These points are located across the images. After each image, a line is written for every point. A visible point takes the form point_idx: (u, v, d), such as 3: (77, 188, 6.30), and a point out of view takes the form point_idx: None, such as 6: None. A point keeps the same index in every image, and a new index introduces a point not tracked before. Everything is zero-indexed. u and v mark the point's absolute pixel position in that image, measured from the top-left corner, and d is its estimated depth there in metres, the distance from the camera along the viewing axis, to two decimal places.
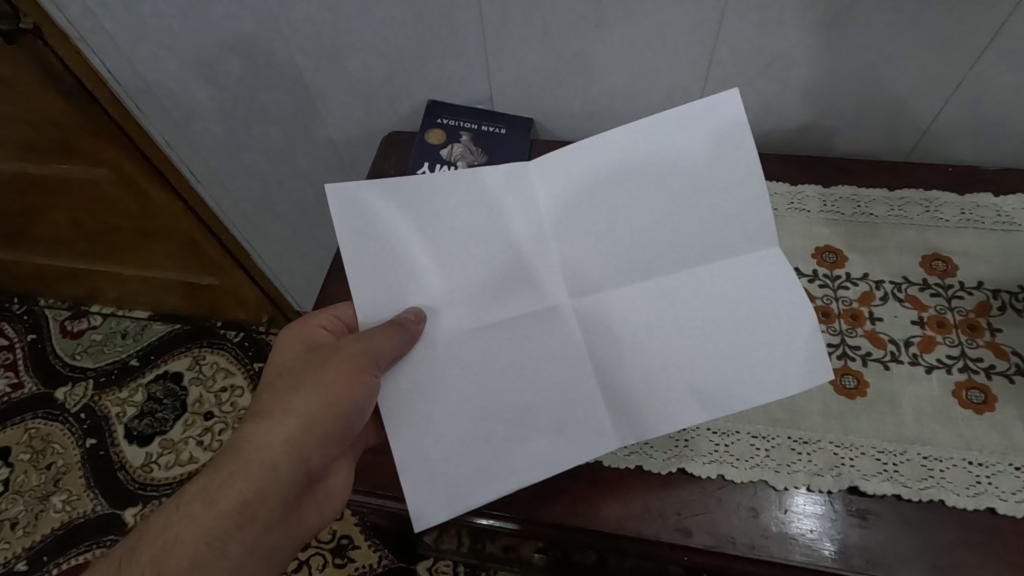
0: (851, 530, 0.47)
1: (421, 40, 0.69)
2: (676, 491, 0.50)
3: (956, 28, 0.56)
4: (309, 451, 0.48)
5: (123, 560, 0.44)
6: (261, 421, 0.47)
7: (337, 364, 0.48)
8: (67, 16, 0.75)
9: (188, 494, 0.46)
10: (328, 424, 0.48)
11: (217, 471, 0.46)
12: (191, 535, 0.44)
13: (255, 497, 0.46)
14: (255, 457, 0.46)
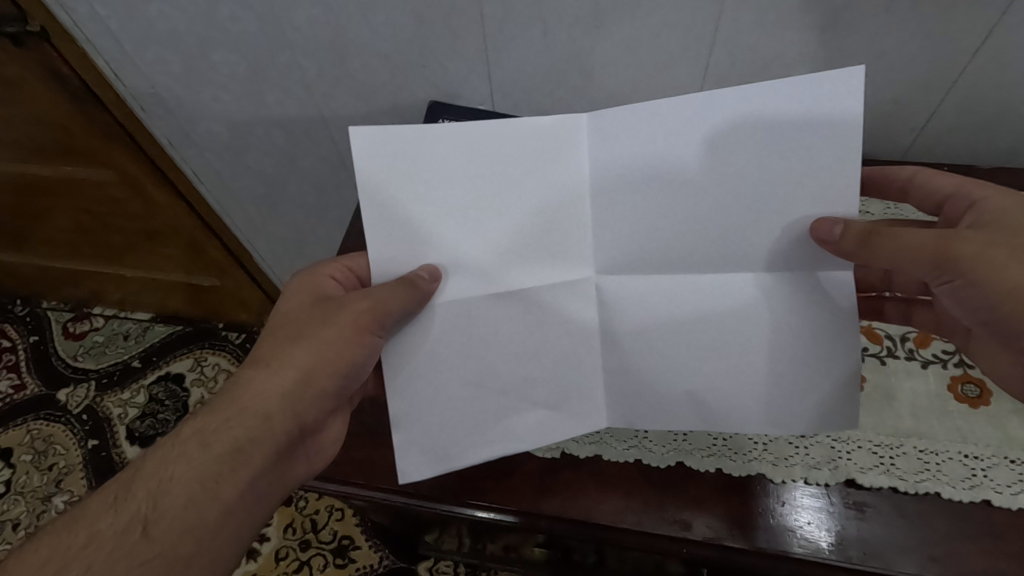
0: (848, 522, 0.48)
1: (423, 42, 0.70)
2: (675, 485, 0.51)
3: (950, 28, 0.57)
4: (306, 402, 0.48)
5: (117, 495, 0.44)
6: (262, 369, 0.48)
7: (340, 317, 0.48)
8: (73, 19, 0.77)
9: (185, 434, 0.46)
10: (328, 379, 0.48)
11: (215, 414, 0.46)
12: (185, 474, 0.44)
13: (251, 443, 0.46)
14: (253, 403, 0.47)
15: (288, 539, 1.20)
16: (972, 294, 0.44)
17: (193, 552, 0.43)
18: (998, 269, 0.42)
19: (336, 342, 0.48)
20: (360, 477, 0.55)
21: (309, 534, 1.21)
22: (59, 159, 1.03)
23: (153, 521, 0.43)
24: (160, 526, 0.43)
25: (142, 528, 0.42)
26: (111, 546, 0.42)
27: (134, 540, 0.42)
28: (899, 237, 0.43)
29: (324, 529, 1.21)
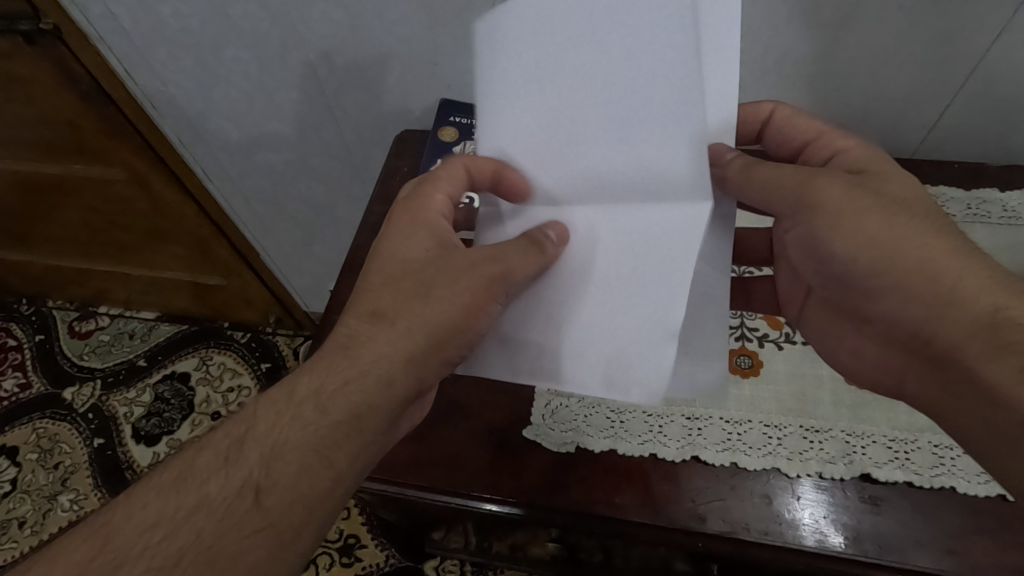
0: (863, 517, 0.48)
1: (435, 40, 0.70)
2: (689, 479, 0.51)
3: (961, 26, 0.57)
4: (429, 367, 0.46)
5: (229, 456, 0.43)
6: (384, 327, 0.45)
7: (468, 281, 0.45)
8: (87, 17, 0.77)
9: (300, 394, 0.44)
10: (452, 345, 0.46)
11: (331, 377, 0.44)
12: (301, 440, 0.42)
13: (369, 412, 0.44)
14: (375, 367, 0.44)
15: None
16: (816, 240, 0.45)
17: (303, 523, 0.42)
18: (851, 218, 0.43)
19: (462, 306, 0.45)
20: (374, 471, 0.55)
21: None
22: (68, 158, 1.03)
23: (265, 489, 0.41)
24: (271, 495, 0.41)
25: (253, 496, 0.41)
26: (223, 512, 0.41)
27: (245, 508, 0.41)
28: (778, 173, 0.44)
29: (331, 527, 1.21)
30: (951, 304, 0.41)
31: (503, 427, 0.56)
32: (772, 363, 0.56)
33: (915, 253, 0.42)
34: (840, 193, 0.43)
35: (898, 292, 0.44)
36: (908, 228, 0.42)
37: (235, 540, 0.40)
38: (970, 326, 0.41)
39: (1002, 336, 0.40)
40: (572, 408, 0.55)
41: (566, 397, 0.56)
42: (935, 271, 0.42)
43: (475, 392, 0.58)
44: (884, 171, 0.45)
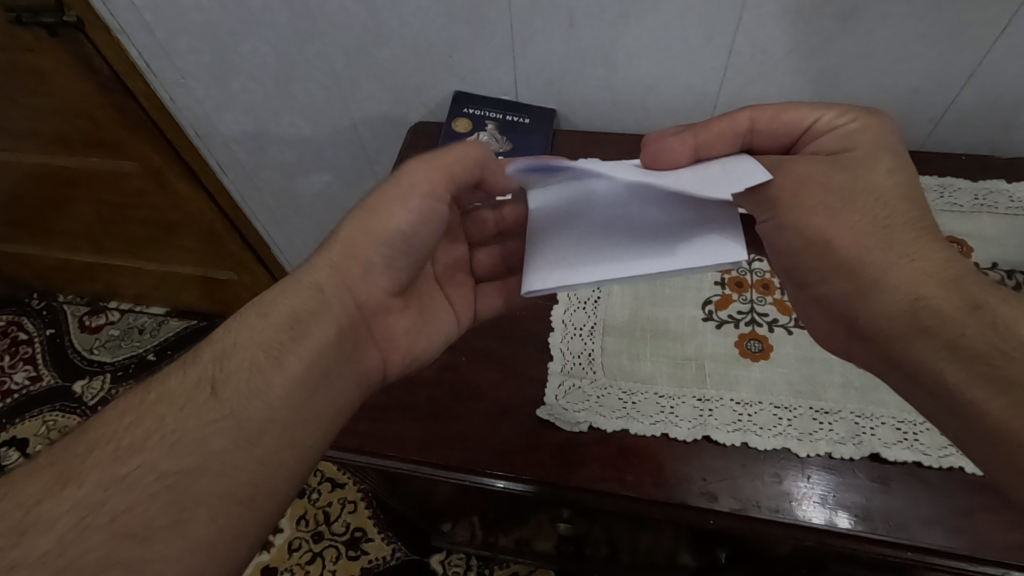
0: (873, 495, 0.49)
1: (451, 31, 0.72)
2: (702, 457, 0.52)
3: (969, 17, 0.58)
4: (351, 269, 0.49)
5: (187, 360, 0.43)
6: (321, 255, 0.49)
7: (398, 203, 0.49)
8: (109, 8, 0.79)
9: (242, 308, 0.46)
10: (375, 252, 0.49)
11: (269, 290, 0.47)
12: (247, 340, 0.44)
13: (304, 308, 0.46)
14: (305, 277, 0.48)
15: (300, 530, 1.20)
16: (774, 241, 0.47)
17: (265, 420, 0.41)
18: (806, 215, 0.44)
19: (386, 212, 0.49)
20: (388, 448, 0.55)
21: (322, 525, 1.21)
22: (84, 150, 1.05)
23: (221, 381, 0.42)
24: (228, 386, 0.41)
25: (211, 387, 0.41)
26: (182, 405, 0.40)
27: (203, 399, 0.41)
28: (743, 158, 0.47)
29: (337, 520, 1.21)
30: (873, 288, 0.42)
31: (517, 406, 0.57)
32: (782, 347, 0.57)
33: (855, 243, 0.43)
34: (805, 183, 0.45)
35: (830, 283, 0.45)
36: (849, 217, 0.43)
37: (196, 428, 0.39)
38: (895, 309, 0.42)
39: (921, 320, 0.40)
40: (585, 389, 0.56)
41: (578, 378, 0.57)
42: (867, 263, 0.42)
43: (488, 373, 0.59)
44: (864, 164, 0.44)
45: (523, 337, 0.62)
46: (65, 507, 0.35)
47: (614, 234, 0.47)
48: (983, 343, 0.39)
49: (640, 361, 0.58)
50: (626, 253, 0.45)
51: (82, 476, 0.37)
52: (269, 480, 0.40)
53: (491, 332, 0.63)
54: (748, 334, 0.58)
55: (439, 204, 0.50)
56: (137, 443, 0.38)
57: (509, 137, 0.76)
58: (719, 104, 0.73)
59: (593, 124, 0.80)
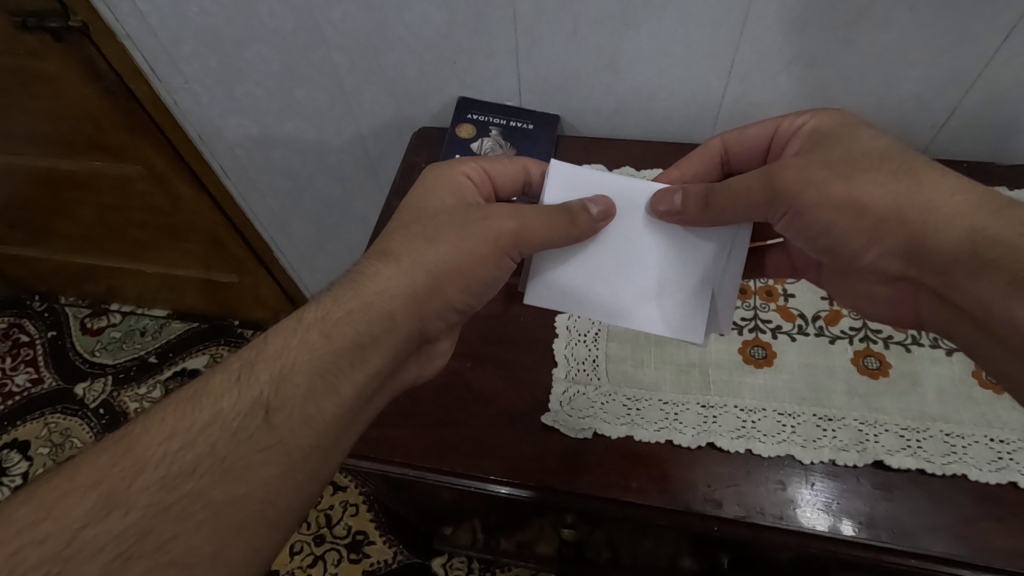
0: (876, 502, 0.49)
1: (456, 38, 0.72)
2: (706, 464, 0.52)
3: (972, 26, 0.58)
4: (429, 306, 0.48)
5: (239, 375, 0.43)
6: (390, 263, 0.48)
7: (480, 235, 0.48)
8: (115, 14, 0.79)
9: (308, 319, 0.45)
10: (455, 292, 0.49)
11: (336, 304, 0.46)
12: (306, 363, 0.43)
13: (372, 337, 0.45)
14: (377, 297, 0.46)
15: (301, 533, 1.20)
16: (809, 225, 0.49)
17: (305, 446, 0.41)
18: (824, 187, 0.47)
19: (471, 250, 0.48)
20: (393, 455, 0.55)
21: (324, 528, 1.21)
22: (88, 155, 1.05)
23: (275, 407, 0.41)
24: (281, 413, 0.41)
25: (265, 413, 0.41)
26: (235, 431, 0.40)
27: (257, 426, 0.41)
28: (725, 191, 0.47)
29: (339, 523, 1.21)
30: (924, 231, 0.44)
31: (521, 412, 0.57)
32: (786, 353, 0.57)
33: (885, 196, 0.45)
34: (810, 166, 0.48)
35: (879, 242, 0.47)
36: (867, 177, 0.46)
37: (248, 455, 0.40)
38: (955, 244, 0.43)
39: (983, 254, 0.42)
40: (589, 396, 0.57)
41: (583, 384, 0.57)
42: (907, 208, 0.45)
43: (493, 381, 0.59)
44: (846, 135, 0.48)
45: (528, 344, 0.62)
46: (71, 525, 0.36)
47: (625, 265, 0.50)
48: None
49: (644, 367, 0.58)
50: (632, 299, 0.50)
51: (128, 503, 0.37)
52: (277, 488, 0.40)
53: (496, 339, 0.63)
54: (752, 341, 0.59)
55: (509, 261, 0.50)
56: (177, 460, 0.39)
57: (513, 142, 0.76)
58: (721, 109, 0.73)
59: (596, 130, 0.80)
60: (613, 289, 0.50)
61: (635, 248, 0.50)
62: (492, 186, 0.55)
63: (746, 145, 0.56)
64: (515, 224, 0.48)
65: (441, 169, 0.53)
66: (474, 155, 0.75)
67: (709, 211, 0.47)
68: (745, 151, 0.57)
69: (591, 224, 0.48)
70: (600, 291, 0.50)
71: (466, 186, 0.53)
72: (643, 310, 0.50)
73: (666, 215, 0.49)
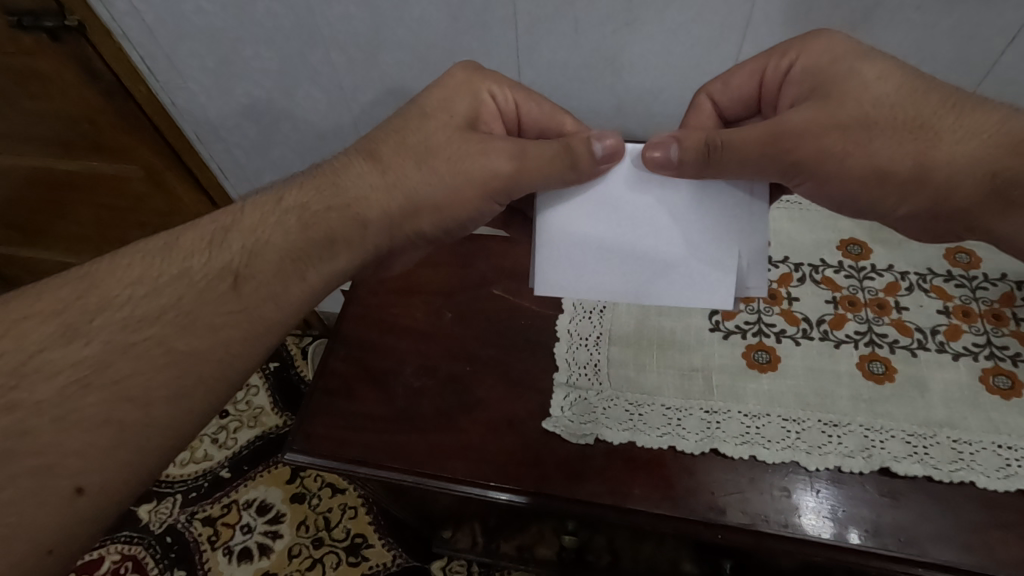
0: (883, 510, 0.48)
1: (455, 37, 0.71)
2: (709, 471, 0.51)
3: (978, 27, 0.58)
4: (404, 227, 0.49)
5: (213, 240, 0.44)
6: (374, 172, 0.48)
7: (473, 173, 0.47)
8: (111, 13, 0.78)
9: (287, 202, 0.46)
10: (427, 223, 0.49)
11: (319, 197, 0.47)
12: (280, 241, 0.45)
13: (342, 235, 0.47)
14: (355, 204, 0.47)
15: (300, 536, 1.19)
16: (829, 189, 0.47)
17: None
18: (845, 153, 0.44)
19: (459, 189, 0.47)
20: (392, 461, 0.55)
21: (322, 531, 1.20)
22: (85, 155, 1.04)
23: (244, 275, 0.44)
24: (250, 284, 0.44)
25: (233, 280, 0.43)
26: (202, 289, 0.43)
27: (224, 291, 0.43)
28: (737, 147, 0.42)
29: (337, 526, 1.20)
30: (949, 188, 0.43)
31: (522, 417, 0.56)
32: (790, 358, 0.56)
33: (908, 161, 0.43)
34: (824, 126, 0.44)
35: (907, 201, 0.45)
36: (882, 139, 0.43)
37: (212, 315, 0.42)
38: (977, 193, 0.43)
39: (1009, 195, 0.42)
40: (590, 401, 0.56)
41: (584, 390, 0.57)
42: (934, 166, 0.43)
43: (493, 385, 0.59)
44: (854, 73, 0.44)
45: (528, 347, 0.61)
46: None
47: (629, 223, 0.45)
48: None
49: (646, 372, 0.57)
50: (642, 262, 0.46)
51: (88, 336, 0.40)
52: None
53: (495, 342, 0.62)
54: (755, 345, 0.58)
55: (496, 206, 0.49)
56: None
57: None
58: None
59: (597, 130, 0.79)
60: (619, 258, 0.46)
61: (638, 203, 0.45)
62: (516, 118, 0.54)
63: (732, 86, 0.53)
64: (511, 169, 0.46)
65: (470, 79, 0.51)
66: None
67: (711, 165, 0.43)
68: (732, 97, 0.53)
69: (593, 167, 0.44)
70: (604, 262, 0.46)
71: (489, 106, 0.51)
72: (656, 274, 0.46)
73: (659, 166, 0.43)
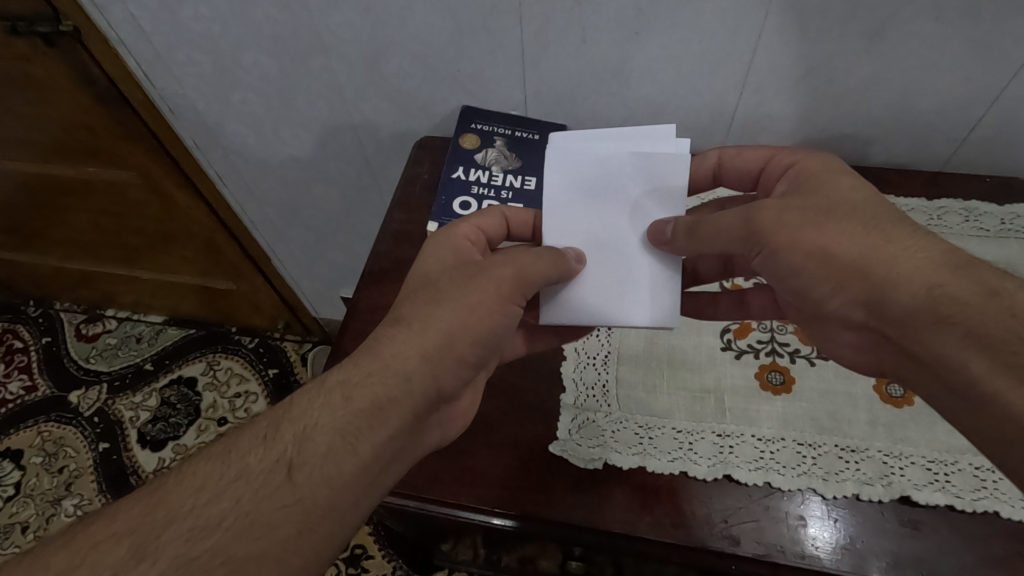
0: (904, 541, 0.46)
1: (460, 45, 0.69)
2: (722, 497, 0.49)
3: (1000, 36, 0.56)
4: (443, 367, 0.45)
5: (265, 435, 0.41)
6: (403, 327, 0.46)
7: (486, 286, 0.47)
8: (109, 19, 0.77)
9: (329, 382, 0.43)
10: (468, 347, 0.46)
11: (354, 369, 0.44)
12: (328, 424, 0.41)
13: (390, 402, 0.43)
14: (392, 361, 0.44)
15: None
16: (782, 267, 0.46)
17: (316, 478, 0.40)
18: (797, 231, 0.45)
19: (480, 309, 0.46)
20: (395, 486, 0.53)
21: None
22: (82, 161, 1.02)
23: (297, 464, 0.40)
24: (304, 472, 0.40)
25: (287, 471, 0.40)
26: (257, 485, 0.39)
27: (279, 483, 0.39)
28: (714, 223, 0.47)
29: None
30: (887, 284, 0.42)
31: (530, 440, 0.54)
32: (805, 379, 0.55)
33: (853, 247, 0.43)
34: (784, 213, 0.45)
35: (844, 291, 0.45)
36: (838, 225, 0.44)
37: (265, 512, 0.38)
38: (912, 300, 0.41)
39: (940, 307, 0.40)
40: (599, 424, 0.54)
41: (593, 412, 0.55)
42: (876, 260, 0.43)
43: (499, 405, 0.57)
44: (828, 182, 0.46)
45: (535, 366, 0.59)
46: None
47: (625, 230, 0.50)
48: (1003, 328, 0.38)
49: (656, 394, 0.55)
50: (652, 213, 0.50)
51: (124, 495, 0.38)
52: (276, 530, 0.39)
53: (501, 360, 0.60)
54: (769, 365, 0.56)
55: (516, 305, 0.48)
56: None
57: (519, 154, 0.73)
58: (733, 122, 0.70)
59: None
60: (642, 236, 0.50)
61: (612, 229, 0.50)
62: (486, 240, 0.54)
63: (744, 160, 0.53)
64: (514, 271, 0.47)
65: (437, 238, 0.52)
66: (478, 166, 0.73)
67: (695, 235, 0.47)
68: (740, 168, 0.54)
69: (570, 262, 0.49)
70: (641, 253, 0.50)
71: (465, 245, 0.51)
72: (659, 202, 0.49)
73: (659, 240, 0.49)
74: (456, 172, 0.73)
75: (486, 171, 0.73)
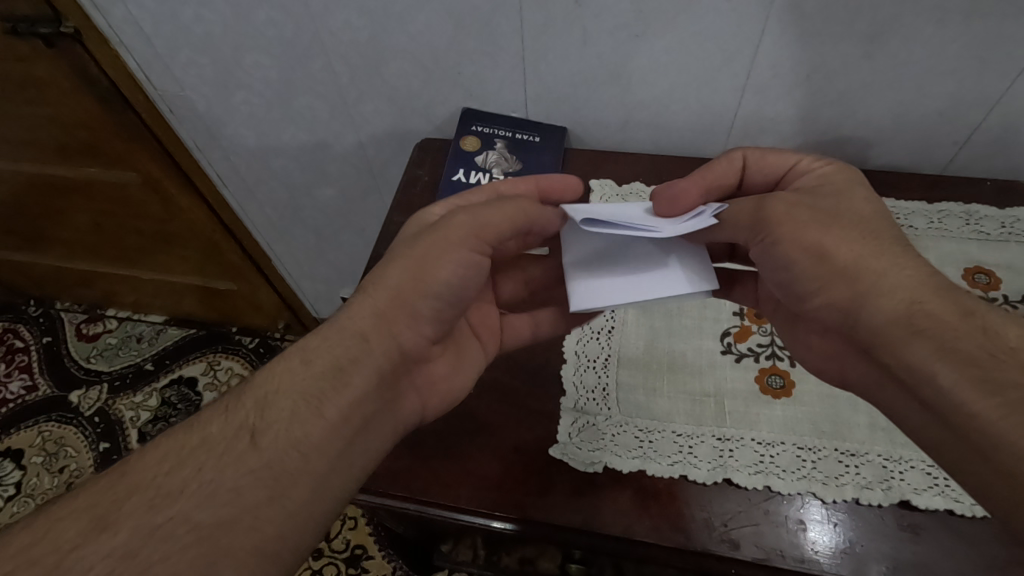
0: (904, 545, 0.47)
1: (460, 47, 0.69)
2: (722, 501, 0.50)
3: (1001, 39, 0.56)
4: (397, 319, 0.46)
5: (227, 405, 0.42)
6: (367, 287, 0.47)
7: (443, 234, 0.47)
8: (109, 21, 0.77)
9: (290, 352, 0.45)
10: (419, 300, 0.46)
11: (315, 334, 0.46)
12: (290, 388, 0.42)
13: (349, 360, 0.44)
14: (351, 322, 0.45)
15: None
16: (777, 260, 0.47)
17: (307, 476, 0.41)
18: (800, 228, 0.45)
19: (435, 255, 0.46)
20: (395, 488, 0.53)
21: (322, 542, 1.18)
22: (82, 161, 1.02)
23: (260, 430, 0.41)
24: (268, 436, 0.40)
25: (251, 436, 0.40)
26: (222, 452, 0.40)
27: (242, 449, 0.40)
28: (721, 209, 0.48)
29: (337, 537, 1.18)
30: (870, 296, 0.43)
31: (530, 443, 0.54)
32: (805, 383, 0.55)
33: (850, 252, 0.44)
34: (797, 209, 0.46)
35: (829, 292, 0.45)
36: (844, 232, 0.44)
37: (233, 479, 0.39)
38: (890, 314, 0.42)
39: (916, 323, 0.41)
40: (599, 427, 0.54)
41: (593, 415, 0.55)
42: (867, 269, 0.43)
43: (499, 408, 0.57)
44: (846, 194, 0.47)
45: (535, 369, 0.59)
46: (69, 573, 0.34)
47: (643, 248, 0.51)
48: (976, 346, 0.38)
49: (656, 397, 0.55)
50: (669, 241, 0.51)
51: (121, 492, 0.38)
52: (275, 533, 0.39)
53: (501, 363, 0.60)
54: (769, 368, 0.56)
55: (476, 255, 0.48)
56: (174, 489, 0.38)
57: (519, 157, 0.74)
58: (733, 125, 0.70)
59: (605, 142, 0.78)
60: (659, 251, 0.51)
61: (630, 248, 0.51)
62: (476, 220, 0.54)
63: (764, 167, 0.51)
64: (475, 220, 0.47)
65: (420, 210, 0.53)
66: (478, 169, 0.73)
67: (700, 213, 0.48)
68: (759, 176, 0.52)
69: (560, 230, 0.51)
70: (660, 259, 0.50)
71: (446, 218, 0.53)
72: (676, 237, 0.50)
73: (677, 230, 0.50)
74: (457, 174, 0.73)
75: (487, 173, 0.73)
